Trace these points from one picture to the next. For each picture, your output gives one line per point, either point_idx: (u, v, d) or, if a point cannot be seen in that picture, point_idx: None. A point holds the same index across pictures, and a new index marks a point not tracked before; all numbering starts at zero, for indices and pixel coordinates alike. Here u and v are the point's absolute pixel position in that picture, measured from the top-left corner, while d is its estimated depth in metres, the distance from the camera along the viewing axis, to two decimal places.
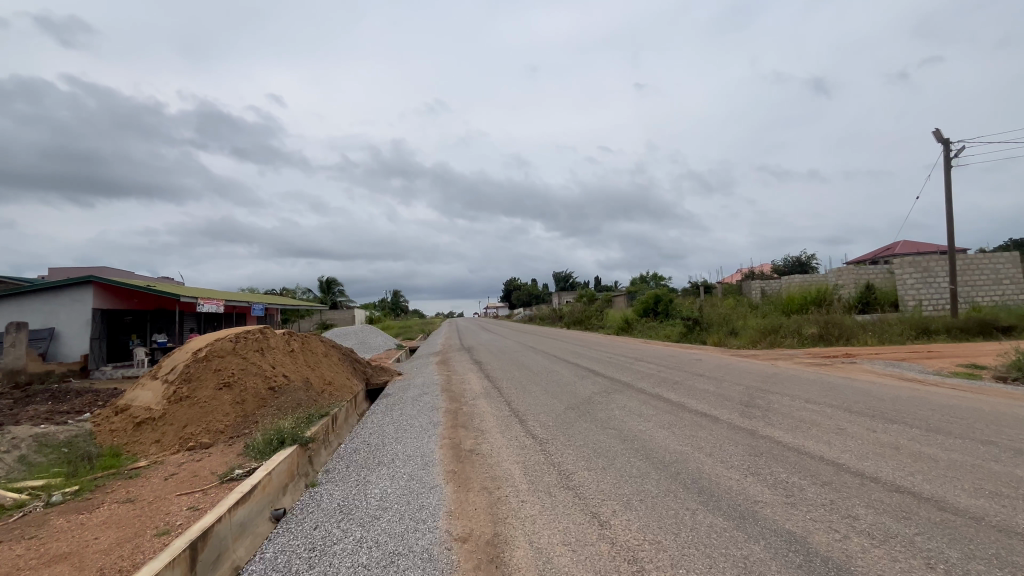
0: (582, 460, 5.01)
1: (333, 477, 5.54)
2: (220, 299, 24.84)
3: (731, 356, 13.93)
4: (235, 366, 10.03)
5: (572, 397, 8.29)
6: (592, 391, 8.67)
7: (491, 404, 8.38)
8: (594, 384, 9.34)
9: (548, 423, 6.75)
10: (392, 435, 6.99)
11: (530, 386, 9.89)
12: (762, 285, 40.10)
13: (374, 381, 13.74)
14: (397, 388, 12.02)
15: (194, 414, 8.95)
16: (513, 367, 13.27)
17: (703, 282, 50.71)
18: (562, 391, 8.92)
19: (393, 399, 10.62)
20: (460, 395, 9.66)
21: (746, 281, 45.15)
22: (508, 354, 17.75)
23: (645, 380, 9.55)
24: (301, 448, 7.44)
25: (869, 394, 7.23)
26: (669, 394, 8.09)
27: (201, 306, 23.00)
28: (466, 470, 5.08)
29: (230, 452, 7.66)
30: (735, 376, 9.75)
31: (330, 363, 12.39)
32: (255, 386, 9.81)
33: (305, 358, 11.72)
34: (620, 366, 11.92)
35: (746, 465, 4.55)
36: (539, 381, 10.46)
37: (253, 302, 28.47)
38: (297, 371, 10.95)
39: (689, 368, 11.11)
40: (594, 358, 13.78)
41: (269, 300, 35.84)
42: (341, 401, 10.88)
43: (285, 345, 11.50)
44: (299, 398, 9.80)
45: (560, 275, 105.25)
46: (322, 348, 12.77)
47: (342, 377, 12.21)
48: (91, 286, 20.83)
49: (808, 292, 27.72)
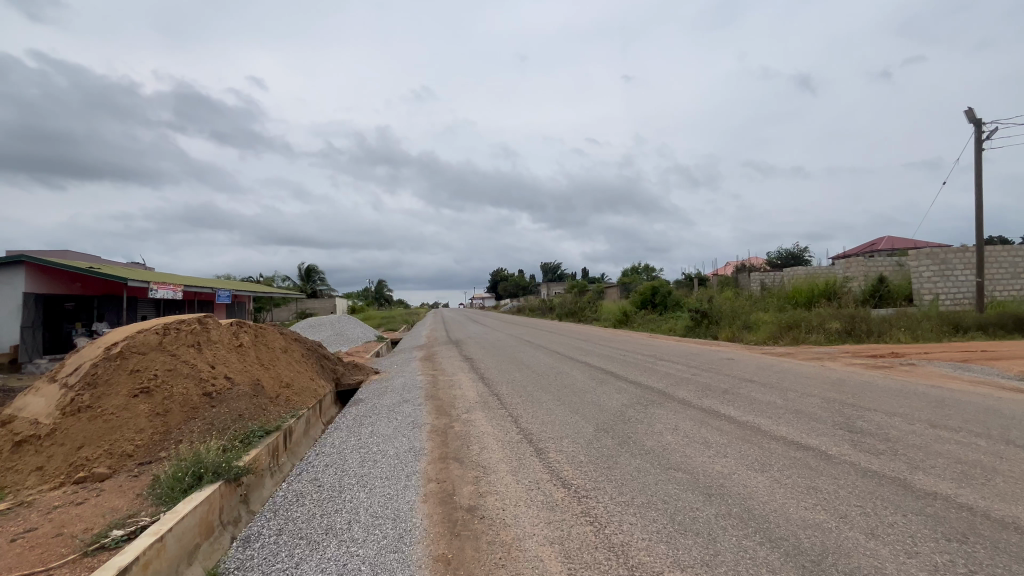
0: (660, 543, 3.01)
1: (253, 559, 3.45)
2: (178, 284, 22.25)
3: (761, 354, 12.08)
4: (158, 367, 7.78)
5: (598, 413, 6.33)
6: (621, 404, 6.71)
7: (490, 421, 6.36)
8: (621, 393, 7.38)
9: (579, 455, 4.76)
10: (357, 472, 4.90)
11: (538, 394, 7.93)
12: (761, 278, 38.66)
13: (346, 381, 11.58)
14: (373, 391, 9.90)
15: (94, 432, 6.73)
16: (510, 367, 11.32)
17: (699, 274, 49.17)
18: (582, 402, 6.95)
19: (365, 407, 8.51)
20: (451, 404, 7.63)
21: (743, 274, 43.64)
22: (502, 351, 15.73)
23: (684, 387, 7.63)
24: (228, 487, 5.30)
25: (1003, 415, 5.37)
26: (728, 409, 6.14)
27: (154, 292, 20.42)
28: (467, 559, 3.02)
29: (129, 491, 5.48)
30: (791, 381, 7.85)
31: (291, 361, 10.18)
32: (184, 392, 7.58)
33: (257, 354, 9.49)
34: (642, 367, 9.98)
35: (962, 564, 2.60)
36: (547, 387, 8.50)
37: (218, 288, 25.87)
38: (244, 371, 8.72)
39: (725, 370, 9.21)
40: (603, 357, 11.86)
41: (239, 287, 33.09)
42: (299, 409, 8.71)
43: (232, 337, 9.25)
44: (241, 408, 7.61)
45: (548, 266, 103.30)
46: (282, 342, 10.53)
47: (305, 378, 10.01)
48: (23, 267, 18.20)
49: (818, 285, 26.11)
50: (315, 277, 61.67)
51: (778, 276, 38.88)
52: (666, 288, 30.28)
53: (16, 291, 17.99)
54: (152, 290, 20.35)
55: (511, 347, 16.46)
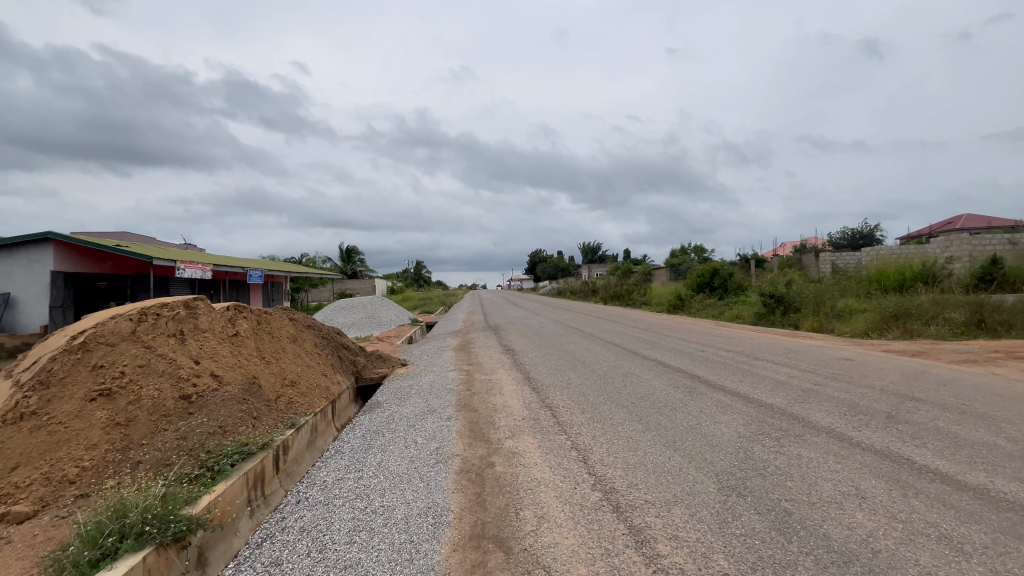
0: None
1: None
2: (208, 263, 21.46)
3: (880, 351, 9.47)
4: (127, 362, 6.22)
5: (709, 449, 4.24)
6: (737, 435, 4.56)
7: (547, 457, 4.34)
8: (727, 415, 5.20)
9: (718, 553, 2.71)
10: (340, 559, 3.02)
11: (606, 407, 5.88)
12: (832, 259, 34.65)
13: (366, 376, 9.92)
14: (392, 392, 8.13)
15: (35, 447, 5.24)
16: (558, 362, 9.31)
17: (757, 255, 45.09)
18: (677, 431, 4.83)
19: (382, 415, 6.71)
20: (488, 420, 5.69)
21: (808, 254, 39.53)
22: (547, 340, 13.73)
23: (818, 405, 5.37)
24: (167, 555, 3.56)
25: None
26: (923, 455, 3.89)
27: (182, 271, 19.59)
28: None
29: (37, 548, 3.87)
30: (978, 400, 5.44)
31: (299, 353, 8.56)
32: (155, 396, 6.00)
33: (258, 346, 7.87)
34: (734, 368, 7.73)
35: None
36: (615, 395, 6.45)
37: (250, 268, 25.10)
38: (237, 367, 7.10)
39: (855, 374, 6.83)
40: (672, 350, 9.68)
41: (274, 267, 32.46)
42: (302, 415, 7.04)
43: (226, 325, 7.65)
44: (224, 418, 5.96)
45: (589, 247, 99.98)
46: (292, 330, 8.91)
47: (315, 374, 8.35)
48: (51, 245, 17.63)
49: (911, 266, 22.50)
50: (354, 258, 61.29)
51: (851, 257, 34.74)
52: (726, 269, 27.25)
53: (46, 269, 17.45)
54: (179, 268, 19.52)
55: (553, 336, 14.53)
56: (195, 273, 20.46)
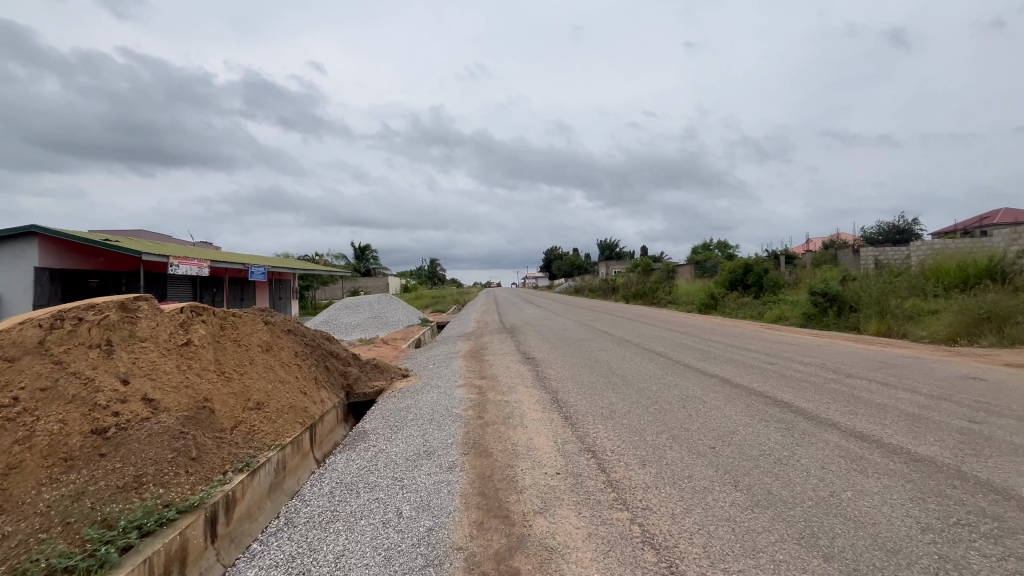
0: None
1: None
2: (205, 260, 20.15)
3: (1000, 364, 7.52)
4: (25, 385, 4.64)
5: (888, 562, 2.48)
6: (919, 528, 2.78)
7: (609, 568, 2.59)
8: (874, 479, 3.39)
9: None
10: None
11: (675, 455, 4.09)
12: (875, 254, 32.13)
13: (359, 390, 8.31)
14: (383, 416, 6.45)
15: None
16: (590, 373, 7.55)
17: (788, 250, 42.54)
18: (809, 510, 3.05)
19: (367, 450, 5.05)
20: (507, 474, 3.95)
21: (845, 250, 36.82)
22: (568, 343, 11.99)
23: (1008, 462, 3.56)
24: None
25: None
26: None
27: (176, 268, 18.29)
28: None
29: None
30: None
31: (272, 365, 6.94)
32: (54, 432, 4.40)
33: (217, 358, 6.25)
34: (830, 388, 5.89)
35: None
36: (682, 430, 4.68)
37: (251, 264, 23.79)
38: (182, 386, 5.49)
39: (1012, 406, 4.92)
40: (731, 361, 7.83)
41: (281, 264, 31.21)
42: (263, 449, 5.39)
43: (175, 332, 6.04)
44: (145, 464, 4.34)
45: (606, 243, 97.43)
46: (265, 337, 7.29)
47: (290, 392, 6.71)
48: (36, 239, 16.47)
49: (976, 262, 20.07)
50: (367, 256, 60.06)
51: (895, 252, 32.05)
52: (762, 265, 25.10)
53: (29, 265, 16.28)
54: (173, 265, 18.20)
55: (576, 340, 12.74)
56: (191, 270, 19.16)
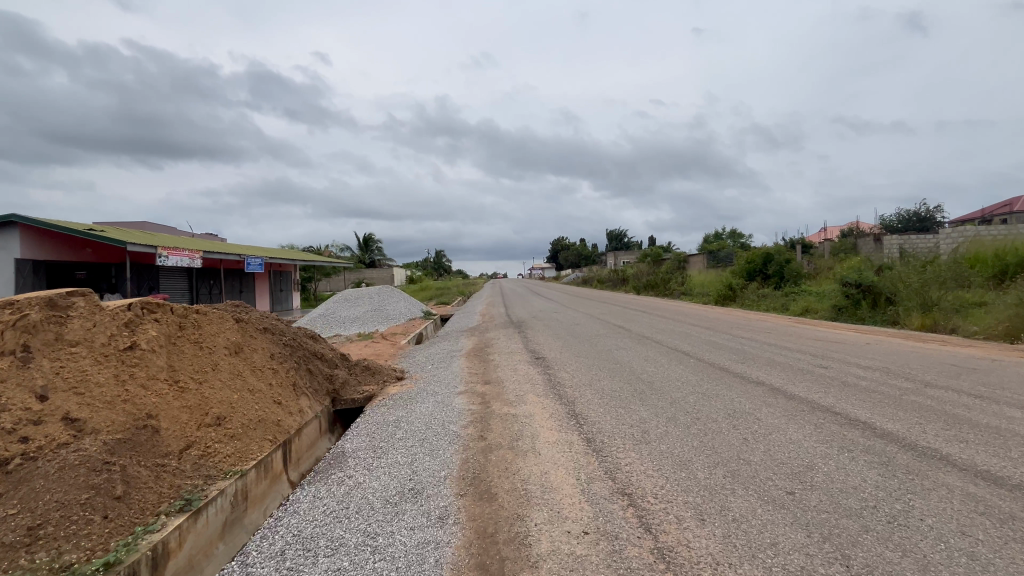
0: None
1: None
2: (197, 250, 19.23)
3: None
4: None
5: None
6: None
7: None
8: None
9: None
10: None
11: (742, 504, 3.05)
12: (899, 243, 30.66)
13: (345, 397, 7.31)
14: (369, 431, 5.44)
15: None
16: (611, 378, 6.51)
17: (805, 240, 41.06)
18: None
19: (341, 481, 4.05)
20: (517, 531, 2.92)
21: (867, 238, 35.22)
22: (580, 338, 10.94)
23: None
24: None
25: None
26: None
27: (164, 259, 17.40)
28: None
29: None
30: None
31: (240, 369, 5.94)
32: None
33: (171, 364, 5.26)
34: (909, 402, 4.81)
35: None
36: (740, 463, 3.64)
37: (247, 255, 22.88)
38: (119, 401, 4.50)
39: None
40: (774, 364, 6.75)
41: (281, 255, 30.30)
42: (217, 478, 4.39)
43: (117, 334, 5.05)
44: (48, 510, 3.37)
45: (614, 233, 95.80)
46: (235, 337, 6.29)
47: (261, 402, 5.72)
48: (16, 229, 15.62)
49: (1016, 250, 18.70)
50: (371, 247, 59.10)
51: (922, 241, 30.47)
52: (783, 254, 23.80)
53: (10, 257, 15.44)
54: (161, 256, 17.28)
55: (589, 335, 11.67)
56: (182, 261, 18.25)
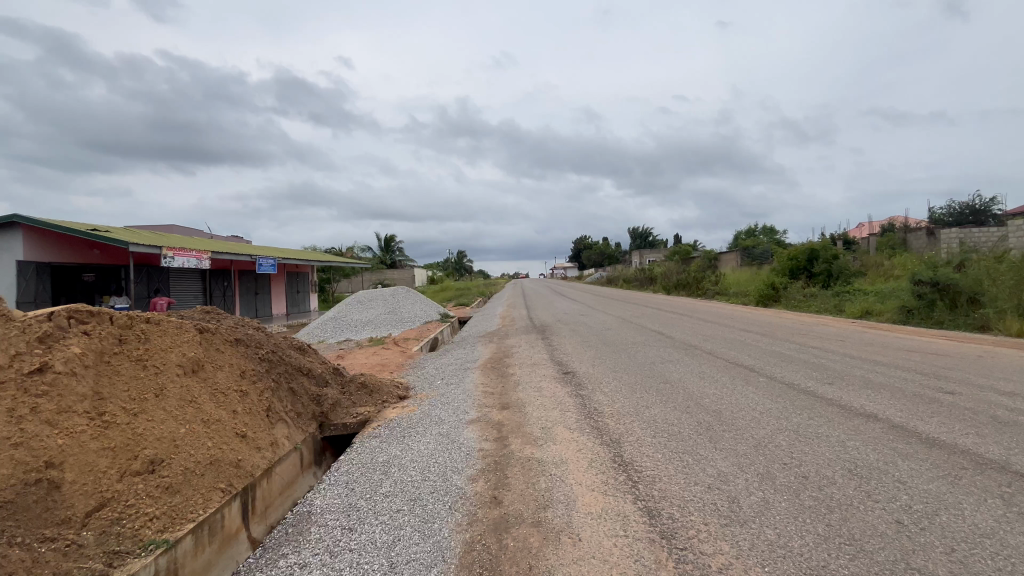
0: None
1: None
2: (206, 250, 18.53)
3: None
4: None
5: None
6: None
7: None
8: None
9: None
10: None
11: None
12: (958, 236, 28.00)
13: (332, 422, 6.09)
14: (351, 478, 4.15)
15: None
16: (665, 405, 5.07)
17: (848, 235, 38.41)
18: None
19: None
20: None
21: (918, 232, 32.42)
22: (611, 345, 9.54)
23: None
24: None
25: None
26: None
27: (170, 260, 16.66)
28: None
29: None
30: None
31: (196, 393, 4.70)
32: None
33: (96, 390, 4.07)
34: None
35: None
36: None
37: (260, 256, 22.17)
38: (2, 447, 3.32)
39: None
40: (875, 386, 5.21)
41: (297, 255, 29.67)
42: (124, 563, 3.14)
43: (25, 352, 3.89)
44: None
45: (638, 231, 93.26)
46: (194, 350, 5.08)
47: (216, 437, 4.45)
48: (19, 230, 15.07)
49: None
50: (392, 247, 58.42)
51: (984, 235, 27.73)
52: (831, 249, 21.70)
53: (12, 259, 14.91)
54: (166, 257, 16.55)
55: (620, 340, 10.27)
56: (189, 262, 17.54)
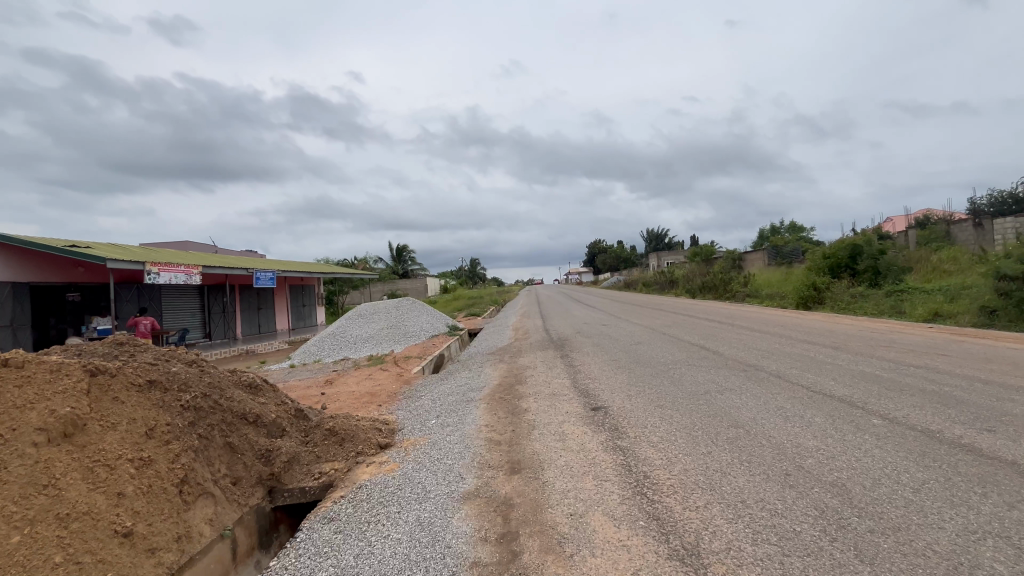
0: None
1: None
2: (197, 265, 17.41)
3: None
4: None
5: None
6: None
7: None
8: None
9: None
10: None
11: None
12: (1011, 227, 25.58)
13: (284, 488, 4.53)
14: None
15: None
16: (752, 473, 3.40)
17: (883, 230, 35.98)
18: None
19: None
20: None
21: (963, 223, 29.85)
22: (644, 361, 7.85)
23: None
24: None
25: None
26: None
27: (155, 276, 15.52)
28: None
29: None
30: None
31: (58, 472, 3.19)
32: None
33: None
34: None
35: None
36: None
37: (257, 269, 21.00)
38: None
39: None
40: None
41: (301, 267, 28.59)
42: None
43: None
44: None
45: (654, 233, 90.80)
46: (72, 405, 3.57)
47: (74, 545, 2.92)
48: None
49: None
50: (403, 257, 57.22)
51: None
52: (877, 243, 19.64)
53: None
54: (150, 273, 15.41)
55: (653, 351, 8.59)
56: (178, 278, 16.41)
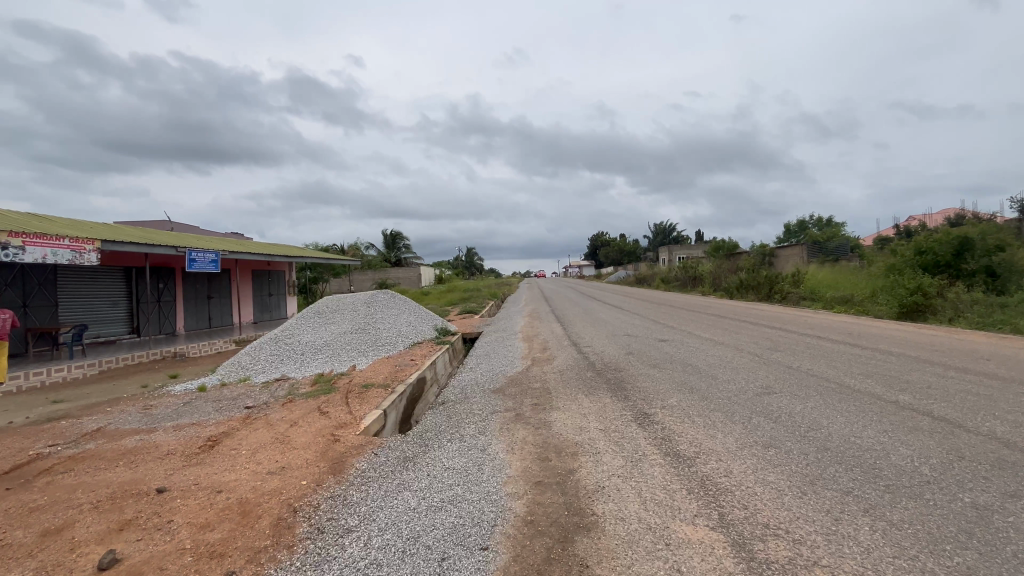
0: None
1: None
2: (95, 238, 12.80)
3: None
4: None
5: None
6: None
7: None
8: None
9: None
10: None
11: None
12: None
13: None
14: None
15: None
16: None
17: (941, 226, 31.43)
18: None
19: None
20: None
21: None
22: (860, 465, 3.43)
23: None
24: None
25: None
26: None
27: (18, 255, 10.96)
28: None
29: None
30: None
31: None
32: None
33: None
34: None
35: None
36: None
37: (193, 249, 16.38)
38: None
39: None
40: None
41: (265, 249, 23.82)
42: None
43: None
44: None
45: (663, 227, 86.09)
46: None
47: None
48: None
49: None
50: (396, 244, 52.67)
51: None
52: (994, 236, 15.15)
53: None
54: (11, 249, 10.84)
55: (837, 425, 4.20)
56: (58, 255, 11.88)
